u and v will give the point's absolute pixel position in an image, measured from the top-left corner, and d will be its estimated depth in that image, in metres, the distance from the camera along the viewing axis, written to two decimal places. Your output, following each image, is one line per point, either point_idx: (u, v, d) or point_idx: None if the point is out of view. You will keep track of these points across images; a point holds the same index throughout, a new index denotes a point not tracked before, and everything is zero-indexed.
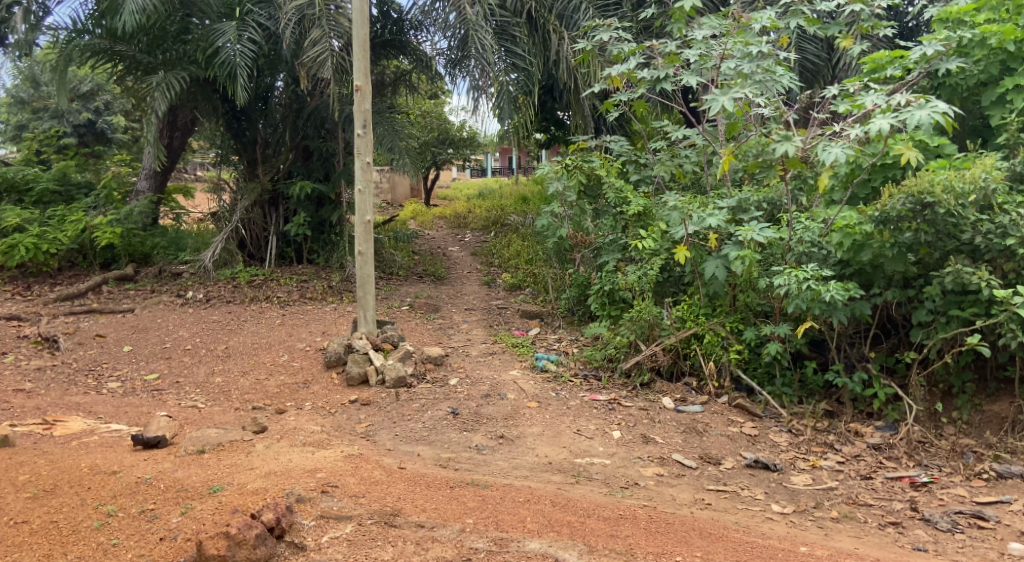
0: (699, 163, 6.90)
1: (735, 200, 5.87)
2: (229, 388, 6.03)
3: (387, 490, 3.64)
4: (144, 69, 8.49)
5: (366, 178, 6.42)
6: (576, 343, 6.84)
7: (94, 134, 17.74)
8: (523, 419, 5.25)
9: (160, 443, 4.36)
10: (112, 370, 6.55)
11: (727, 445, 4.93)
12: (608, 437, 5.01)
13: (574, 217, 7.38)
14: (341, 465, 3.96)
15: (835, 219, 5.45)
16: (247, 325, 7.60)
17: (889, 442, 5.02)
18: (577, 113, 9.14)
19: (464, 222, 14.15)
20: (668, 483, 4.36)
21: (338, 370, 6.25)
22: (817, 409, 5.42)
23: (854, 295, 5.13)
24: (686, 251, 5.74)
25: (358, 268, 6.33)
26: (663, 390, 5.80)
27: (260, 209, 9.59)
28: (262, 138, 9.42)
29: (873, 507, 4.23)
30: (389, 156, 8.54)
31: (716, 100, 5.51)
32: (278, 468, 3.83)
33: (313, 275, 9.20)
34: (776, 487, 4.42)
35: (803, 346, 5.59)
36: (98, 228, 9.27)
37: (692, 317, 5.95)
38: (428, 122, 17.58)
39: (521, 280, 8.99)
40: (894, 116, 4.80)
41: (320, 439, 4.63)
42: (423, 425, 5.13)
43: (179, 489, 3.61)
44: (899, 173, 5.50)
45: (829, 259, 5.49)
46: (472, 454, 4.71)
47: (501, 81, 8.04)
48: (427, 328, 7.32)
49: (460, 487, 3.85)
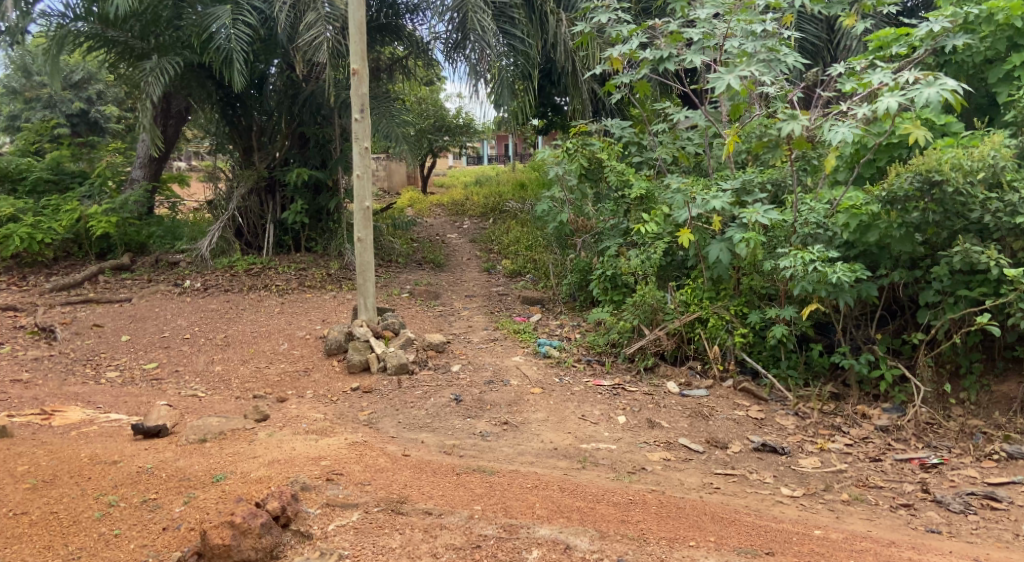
0: (702, 144, 6.83)
1: (739, 182, 5.80)
2: (229, 377, 5.97)
3: (392, 477, 3.58)
4: (138, 55, 8.38)
5: (364, 163, 6.32)
6: (578, 328, 6.79)
7: (87, 123, 17.60)
8: (527, 405, 5.20)
9: (160, 432, 4.29)
10: (110, 360, 6.49)
11: (733, 429, 4.89)
12: (613, 422, 4.96)
13: (576, 202, 7.33)
14: (345, 452, 3.90)
15: (841, 200, 5.40)
16: (246, 313, 7.53)
17: (897, 424, 4.99)
18: (575, 96, 9.05)
19: (461, 209, 14.07)
20: (675, 468, 4.32)
21: (339, 358, 6.19)
22: (823, 391, 5.37)
23: (860, 277, 5.08)
24: (690, 235, 5.67)
25: (358, 255, 6.26)
26: (668, 374, 5.75)
27: (257, 196, 9.50)
28: (257, 126, 9.30)
29: (883, 489, 4.18)
30: (386, 142, 8.45)
31: (720, 80, 5.44)
32: (281, 456, 3.77)
33: (311, 263, 9.12)
34: (784, 470, 4.37)
35: (809, 329, 5.53)
36: (93, 218, 9.17)
37: (696, 301, 5.90)
38: (424, 108, 17.42)
39: (521, 266, 8.94)
40: (901, 94, 4.73)
41: (323, 426, 4.56)
42: (426, 412, 5.08)
43: (181, 478, 3.54)
44: (905, 152, 5.46)
45: (834, 241, 5.43)
46: (477, 441, 4.66)
47: (499, 65, 7.98)
48: (428, 316, 7.26)
49: (466, 473, 3.79)
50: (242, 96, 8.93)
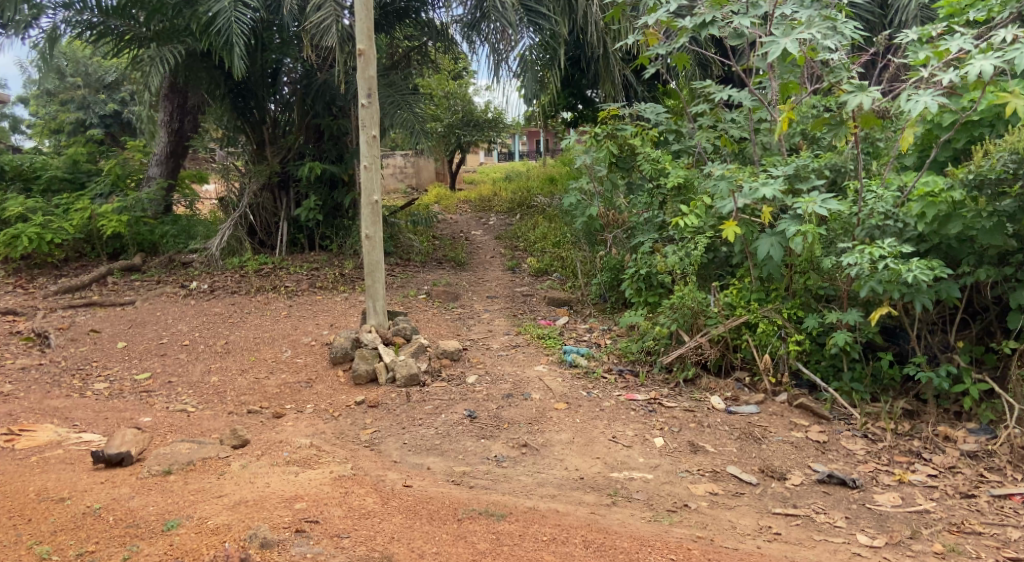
0: (746, 127, 6.07)
1: (792, 167, 5.06)
2: (223, 389, 5.41)
3: (376, 526, 3.01)
4: (138, 44, 7.88)
5: (371, 153, 5.67)
6: (609, 333, 6.10)
7: (120, 123, 17.62)
8: (550, 423, 4.54)
9: (123, 461, 3.71)
10: (101, 369, 5.98)
11: (791, 455, 4.18)
12: (649, 445, 4.28)
13: (606, 194, 6.73)
14: (329, 492, 3.33)
15: (915, 185, 4.66)
16: (251, 317, 6.99)
17: (987, 449, 4.25)
18: (608, 81, 8.39)
19: (488, 206, 13.40)
20: (724, 505, 3.64)
21: (344, 367, 5.59)
22: (895, 408, 4.65)
23: (940, 275, 4.38)
24: (735, 228, 4.94)
25: (366, 254, 5.61)
26: (711, 388, 5.05)
27: (270, 192, 8.94)
28: (270, 118, 8.76)
29: (984, 536, 3.44)
30: (407, 137, 7.79)
31: (775, 45, 4.77)
32: (250, 496, 3.21)
33: (325, 262, 8.56)
34: (857, 509, 3.66)
35: (877, 335, 4.81)
36: (102, 217, 8.73)
37: (743, 303, 5.17)
38: (451, 103, 16.74)
39: (547, 264, 8.26)
40: (997, 55, 4.00)
41: (308, 455, 3.92)
42: (435, 431, 4.45)
43: (129, 524, 2.99)
44: (988, 131, 4.72)
45: (905, 233, 4.70)
46: (491, 468, 4.03)
47: (525, 47, 7.34)
48: (445, 319, 6.63)
49: (469, 519, 3.16)
50: (252, 87, 8.40)
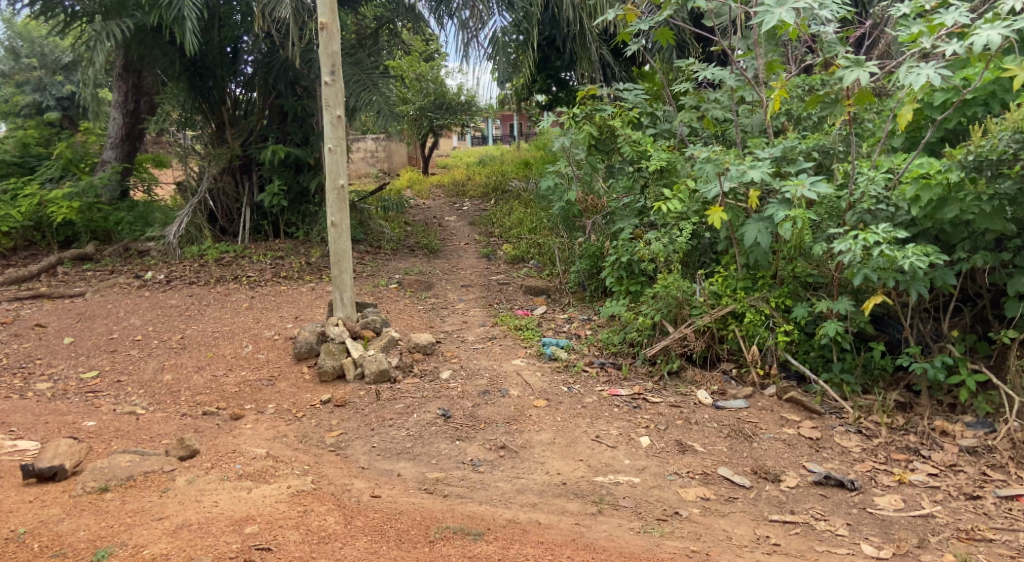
0: (729, 108, 5.77)
1: (780, 148, 4.78)
2: (177, 389, 5.03)
3: (338, 553, 2.74)
4: (84, 18, 7.35)
5: (336, 134, 5.26)
6: (589, 324, 5.82)
7: (77, 106, 16.78)
8: (529, 422, 4.25)
9: (56, 476, 3.36)
10: (45, 368, 5.55)
11: (785, 454, 3.96)
12: (635, 445, 4.02)
13: (584, 177, 6.22)
14: (286, 510, 3.03)
15: (909, 167, 4.42)
16: (210, 310, 6.59)
17: (987, 445, 4.07)
18: (584, 59, 8.09)
19: (461, 191, 13.04)
20: (716, 512, 3.40)
21: (310, 363, 5.24)
22: (889, 401, 4.44)
23: (936, 261, 4.16)
24: (721, 213, 4.66)
25: (332, 243, 5.24)
26: (697, 381, 4.79)
27: (231, 176, 8.50)
28: (230, 98, 8.28)
29: (995, 544, 3.25)
30: (375, 119, 7.39)
31: (770, 14, 4.43)
32: (196, 519, 2.92)
33: (290, 251, 8.15)
34: (858, 515, 3.44)
35: (869, 325, 4.60)
36: (52, 203, 8.22)
37: (729, 292, 4.91)
38: (422, 85, 16.23)
39: (524, 251, 7.95)
40: (1005, 24, 3.76)
41: (264, 466, 3.57)
42: (407, 433, 4.14)
43: (55, 554, 2.67)
44: (983, 109, 4.51)
45: (898, 217, 4.47)
46: (467, 473, 3.74)
47: (497, 24, 7.00)
48: (417, 310, 6.30)
49: (442, 540, 2.90)
50: (209, 65, 7.92)
